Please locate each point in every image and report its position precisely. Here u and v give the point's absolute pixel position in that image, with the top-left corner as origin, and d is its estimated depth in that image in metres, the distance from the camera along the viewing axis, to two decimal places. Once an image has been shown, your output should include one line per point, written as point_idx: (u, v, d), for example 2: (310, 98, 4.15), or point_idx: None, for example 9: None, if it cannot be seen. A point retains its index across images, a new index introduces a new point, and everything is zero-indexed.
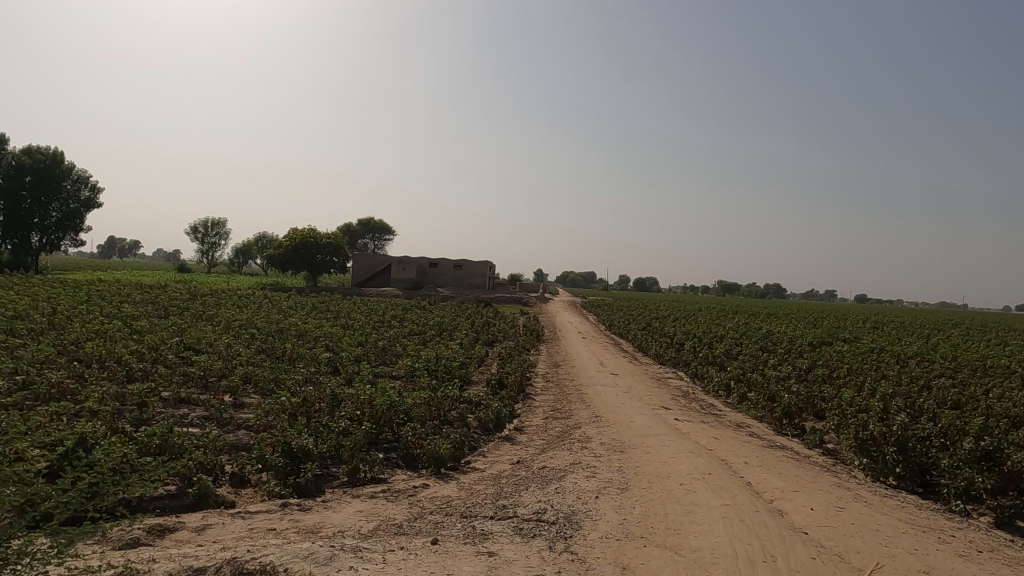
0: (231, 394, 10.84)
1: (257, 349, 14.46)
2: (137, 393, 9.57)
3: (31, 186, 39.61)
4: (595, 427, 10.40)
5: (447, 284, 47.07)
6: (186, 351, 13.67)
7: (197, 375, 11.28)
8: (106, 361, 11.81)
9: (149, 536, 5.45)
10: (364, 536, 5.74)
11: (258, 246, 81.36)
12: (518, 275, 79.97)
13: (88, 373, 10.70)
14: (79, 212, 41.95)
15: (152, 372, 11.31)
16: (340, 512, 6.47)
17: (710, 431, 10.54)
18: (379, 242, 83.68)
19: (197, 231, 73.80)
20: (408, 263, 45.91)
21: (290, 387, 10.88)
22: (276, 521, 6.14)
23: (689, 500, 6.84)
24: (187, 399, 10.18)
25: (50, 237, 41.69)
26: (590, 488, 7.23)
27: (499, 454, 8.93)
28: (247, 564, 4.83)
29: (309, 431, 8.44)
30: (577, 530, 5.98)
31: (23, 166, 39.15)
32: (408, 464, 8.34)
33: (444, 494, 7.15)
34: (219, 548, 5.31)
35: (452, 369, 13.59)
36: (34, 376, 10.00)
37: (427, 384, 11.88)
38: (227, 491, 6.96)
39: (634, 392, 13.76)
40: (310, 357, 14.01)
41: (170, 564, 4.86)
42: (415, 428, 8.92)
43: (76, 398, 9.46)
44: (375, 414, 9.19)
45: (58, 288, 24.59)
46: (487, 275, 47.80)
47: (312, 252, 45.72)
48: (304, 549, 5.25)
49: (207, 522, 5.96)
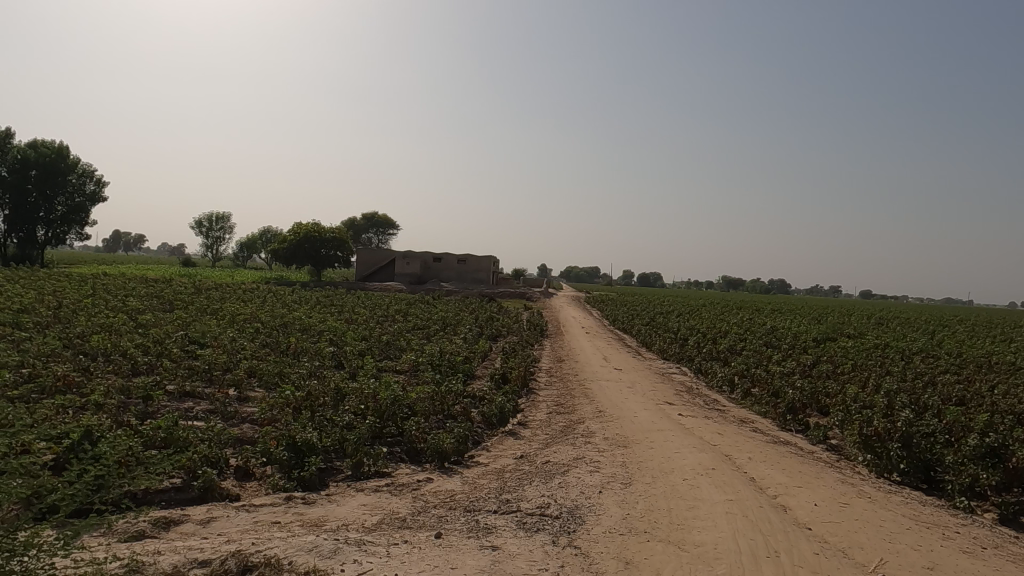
0: (235, 388, 10.84)
1: (261, 343, 14.48)
2: (141, 387, 9.61)
3: (37, 181, 39.56)
4: (598, 422, 10.39)
5: (452, 279, 47.05)
6: (190, 344, 13.71)
7: (202, 369, 11.32)
8: (111, 355, 11.86)
9: (154, 529, 5.48)
10: (369, 530, 5.76)
11: (263, 241, 81.46)
12: (521, 270, 79.88)
13: (92, 366, 10.74)
14: (84, 206, 42.27)
15: (156, 366, 11.36)
16: (344, 506, 6.49)
17: (714, 426, 10.54)
18: (384, 238, 83.68)
19: (203, 226, 73.98)
20: (412, 258, 46.17)
21: (295, 381, 10.92)
22: (281, 515, 6.16)
23: (693, 496, 6.83)
24: (191, 393, 10.21)
25: (56, 230, 41.71)
26: (593, 483, 7.23)
27: (502, 449, 8.94)
28: (252, 557, 4.85)
29: (313, 425, 8.47)
30: (581, 524, 5.98)
31: (29, 161, 38.99)
32: (411, 458, 8.36)
33: (448, 488, 7.16)
34: (224, 541, 5.33)
35: (456, 364, 13.60)
36: (39, 370, 10.02)
37: (431, 379, 11.89)
38: (231, 485, 6.99)
39: (638, 388, 13.74)
40: (314, 351, 14.03)
41: (176, 557, 4.89)
42: (418, 422, 8.94)
43: (81, 391, 9.49)
44: (379, 409, 9.21)
45: (63, 282, 24.67)
46: (491, 271, 47.77)
47: (315, 247, 45.74)
48: (309, 542, 5.27)
49: (212, 515, 5.99)
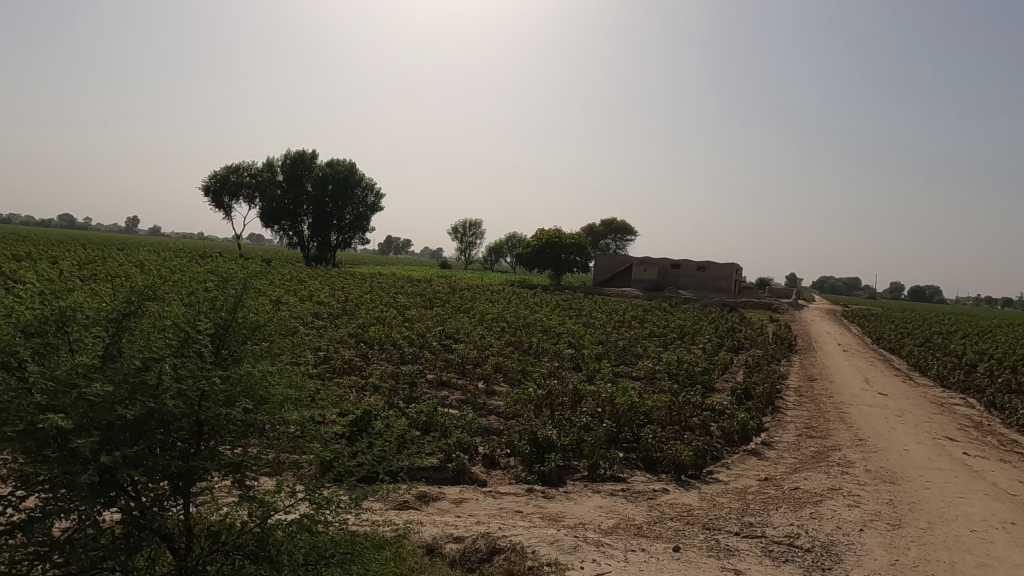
0: (483, 381, 11.76)
1: (507, 342, 15.50)
2: (408, 374, 10.92)
3: (333, 194, 46.96)
4: (858, 452, 9.29)
5: (691, 286, 45.48)
6: (446, 339, 15.22)
7: (456, 362, 12.47)
8: (384, 344, 13.69)
9: (416, 501, 6.29)
10: (606, 532, 5.84)
11: (509, 245, 86.87)
12: (767, 280, 74.41)
13: (370, 354, 12.49)
14: (367, 215, 49.02)
15: (419, 356, 12.82)
16: (581, 505, 6.67)
17: (1013, 473, 8.78)
18: (623, 244, 84.02)
19: (458, 232, 81.47)
20: (649, 264, 45.88)
21: (537, 380, 11.50)
22: (523, 505, 6.54)
23: (983, 551, 5.77)
24: (448, 383, 11.31)
25: (345, 235, 48.80)
26: (852, 519, 6.48)
27: (745, 468, 8.44)
28: (499, 541, 5.23)
29: (554, 422, 8.86)
30: (837, 563, 5.41)
31: (327, 177, 46.50)
32: (647, 466, 8.29)
33: (686, 502, 6.96)
34: (475, 522, 5.82)
35: (695, 375, 13.16)
36: (332, 354, 11.93)
37: (669, 388, 11.68)
38: (479, 470, 7.65)
39: (909, 417, 12.00)
40: (554, 351, 14.62)
41: (436, 530, 5.47)
42: (656, 431, 8.84)
43: (361, 374, 11.10)
44: (616, 413, 9.30)
45: (350, 280, 29.04)
46: (734, 279, 45.28)
47: (555, 251, 47.60)
48: (551, 535, 5.50)
49: (464, 496, 6.60)
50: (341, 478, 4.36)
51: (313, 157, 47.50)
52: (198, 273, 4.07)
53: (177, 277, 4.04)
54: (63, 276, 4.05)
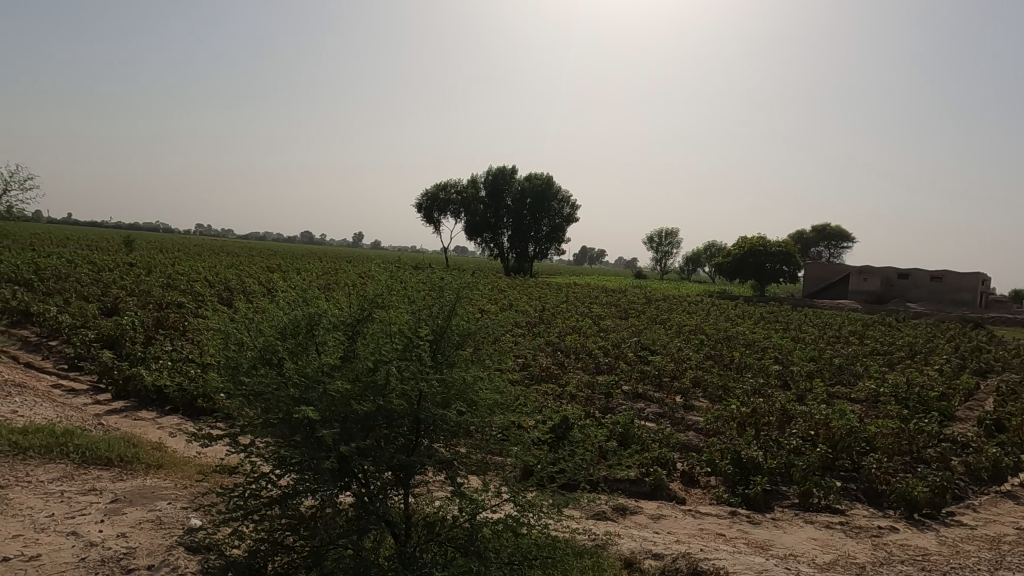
0: (681, 396, 11.40)
1: (706, 355, 14.88)
2: (605, 384, 10.94)
3: (531, 207, 48.60)
4: None
5: (923, 298, 40.01)
6: (642, 350, 15.01)
7: (653, 374, 12.22)
8: (580, 352, 13.89)
9: (613, 513, 6.28)
10: (820, 568, 5.33)
11: (708, 255, 83.20)
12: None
13: (567, 363, 12.76)
14: (563, 227, 49.74)
15: (614, 366, 12.79)
16: (791, 535, 6.16)
17: None
18: (838, 252, 76.47)
19: (654, 242, 80.04)
20: (870, 274, 41.24)
21: (740, 397, 10.85)
22: (726, 528, 6.21)
23: None
24: (644, 395, 11.14)
25: (542, 247, 50.03)
26: None
27: (998, 513, 7.19)
28: (701, 563, 5.01)
29: (759, 443, 8.29)
30: None
31: (525, 191, 48.30)
32: (870, 500, 7.42)
33: (919, 544, 6.12)
34: (674, 540, 5.66)
35: (930, 400, 11.52)
36: (532, 361, 12.38)
37: (896, 414, 10.36)
38: (677, 487, 7.44)
39: None
40: (759, 367, 13.71)
41: (634, 544, 5.41)
42: (881, 460, 7.87)
43: (559, 382, 11.38)
44: (832, 438, 8.45)
45: (548, 290, 29.89)
46: (980, 291, 38.98)
47: (759, 260, 44.70)
48: (757, 564, 5.15)
49: (662, 513, 6.45)
50: (543, 483, 4.48)
51: (513, 172, 49.68)
52: (418, 283, 4.45)
53: (401, 287, 4.46)
54: (311, 286, 4.68)
